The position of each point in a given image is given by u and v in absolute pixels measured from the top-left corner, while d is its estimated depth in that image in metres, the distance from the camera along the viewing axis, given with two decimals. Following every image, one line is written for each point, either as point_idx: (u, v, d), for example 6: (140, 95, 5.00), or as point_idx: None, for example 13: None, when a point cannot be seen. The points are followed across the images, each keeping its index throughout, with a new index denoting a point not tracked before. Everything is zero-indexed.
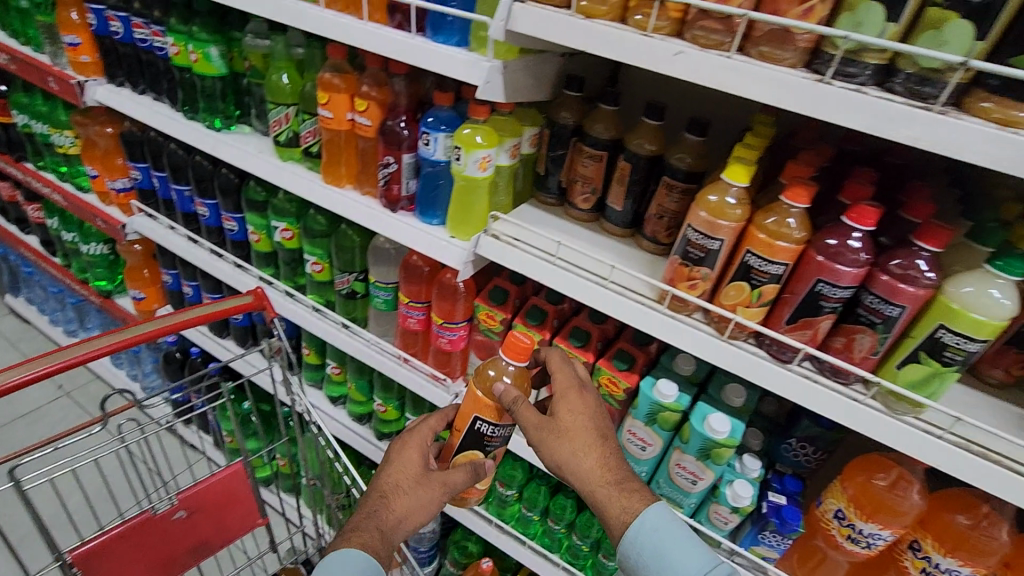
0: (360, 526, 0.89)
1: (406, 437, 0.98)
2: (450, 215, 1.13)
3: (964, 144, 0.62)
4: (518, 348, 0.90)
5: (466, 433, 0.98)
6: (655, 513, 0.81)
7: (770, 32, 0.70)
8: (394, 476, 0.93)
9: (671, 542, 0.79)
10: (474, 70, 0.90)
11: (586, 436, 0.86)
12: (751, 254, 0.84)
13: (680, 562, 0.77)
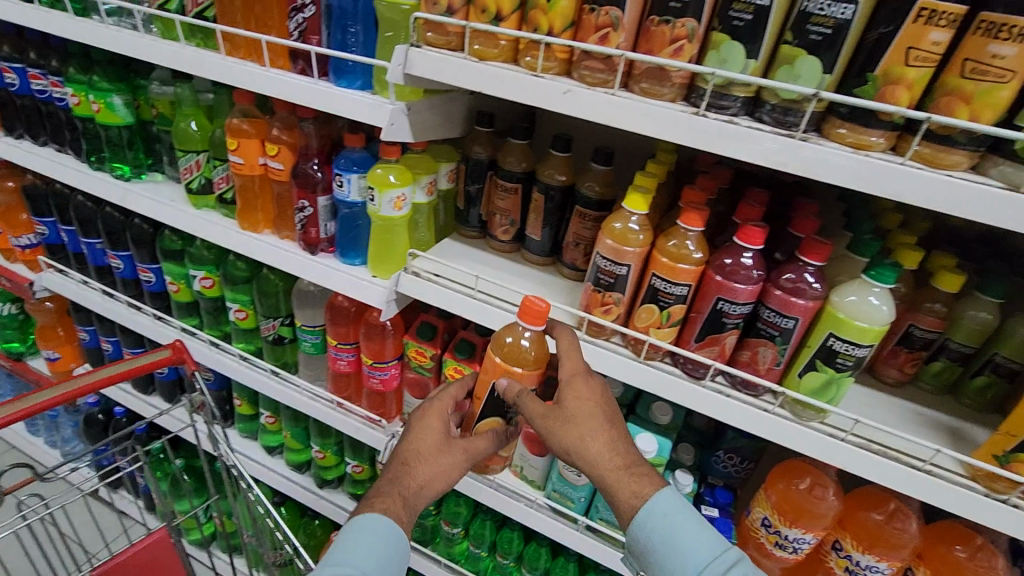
0: (382, 492, 0.85)
1: (428, 404, 0.92)
2: (371, 255, 1.13)
3: (826, 167, 0.67)
4: (535, 312, 0.82)
5: (489, 401, 0.91)
6: (665, 496, 0.77)
7: (649, 69, 0.75)
8: (416, 443, 0.87)
9: (683, 526, 0.75)
10: (377, 112, 0.91)
11: (592, 420, 0.80)
12: (656, 277, 0.87)
13: (692, 546, 0.74)
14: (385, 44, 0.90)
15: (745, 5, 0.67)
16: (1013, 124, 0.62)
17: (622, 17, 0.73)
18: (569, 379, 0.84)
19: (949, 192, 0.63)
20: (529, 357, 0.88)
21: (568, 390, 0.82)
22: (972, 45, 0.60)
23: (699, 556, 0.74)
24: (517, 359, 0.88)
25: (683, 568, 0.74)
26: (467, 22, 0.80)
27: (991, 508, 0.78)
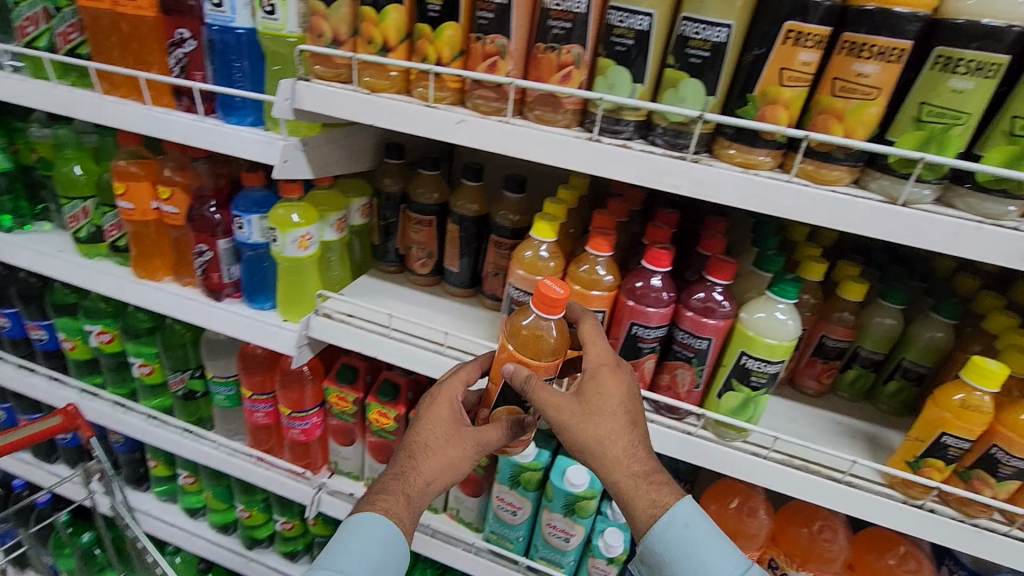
0: (387, 488, 0.77)
1: (435, 390, 0.80)
2: (279, 297, 1.05)
3: (718, 188, 0.67)
4: (551, 301, 0.69)
5: (505, 390, 0.77)
6: (688, 506, 0.72)
7: (540, 96, 0.73)
8: (422, 437, 0.77)
9: (706, 538, 0.70)
10: (269, 149, 0.87)
11: (615, 419, 0.71)
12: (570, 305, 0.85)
13: (711, 562, 0.69)
14: (273, 77, 0.87)
15: (626, 30, 0.67)
16: (885, 139, 0.64)
17: (508, 45, 0.71)
18: (593, 373, 0.72)
19: (834, 208, 0.64)
20: (550, 345, 0.73)
21: (591, 385, 0.72)
22: (839, 64, 0.62)
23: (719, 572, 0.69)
24: (535, 351, 0.73)
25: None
26: (354, 54, 0.77)
27: (907, 514, 0.79)
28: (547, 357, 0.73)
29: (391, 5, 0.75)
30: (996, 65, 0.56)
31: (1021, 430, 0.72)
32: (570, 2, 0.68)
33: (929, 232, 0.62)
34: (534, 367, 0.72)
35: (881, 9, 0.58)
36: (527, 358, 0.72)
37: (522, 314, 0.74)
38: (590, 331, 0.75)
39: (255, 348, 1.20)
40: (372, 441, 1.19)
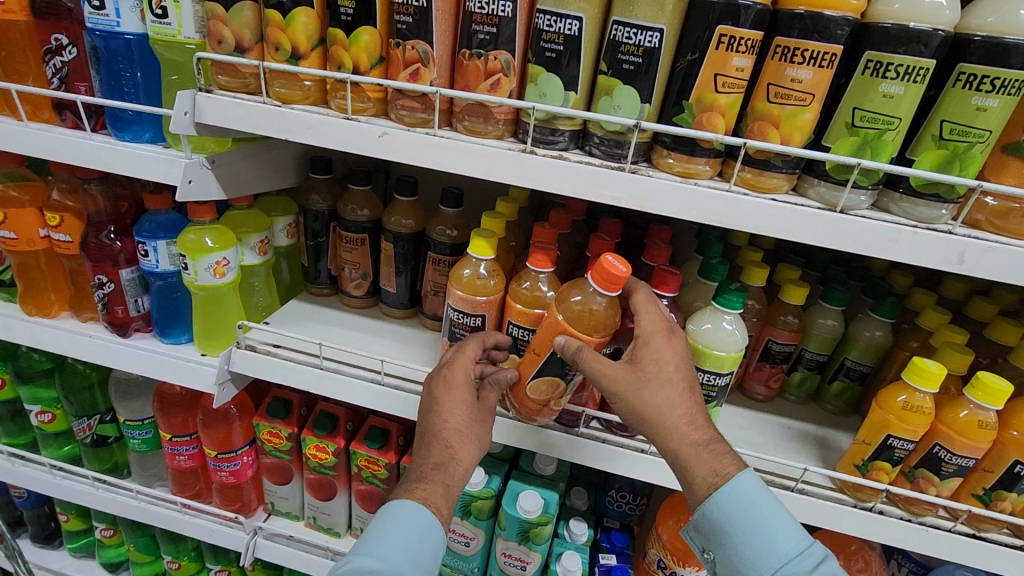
0: (426, 476, 0.71)
1: (447, 372, 0.76)
2: (195, 329, 0.95)
3: (658, 199, 0.64)
4: (608, 276, 0.66)
5: (549, 362, 0.73)
6: (753, 479, 0.68)
7: (469, 106, 0.68)
8: (450, 422, 0.73)
9: (772, 511, 0.67)
10: (169, 169, 0.78)
11: (674, 388, 0.68)
12: (514, 325, 0.79)
13: (777, 537, 0.66)
14: (170, 88, 0.78)
15: (555, 35, 0.63)
16: (821, 145, 0.63)
17: (431, 51, 0.66)
18: (651, 340, 0.70)
19: (776, 217, 0.62)
20: (601, 321, 0.71)
21: (649, 350, 0.69)
22: (772, 69, 0.60)
23: (784, 548, 0.65)
24: (587, 325, 0.70)
25: (761, 555, 0.65)
26: (260, 62, 0.69)
27: (858, 518, 0.79)
28: (599, 330, 0.71)
29: (299, 8, 0.68)
30: (924, 69, 0.55)
31: (961, 428, 0.73)
32: (495, 5, 0.63)
33: (870, 239, 0.61)
34: (588, 341, 0.70)
35: (811, 13, 0.56)
36: (579, 331, 0.70)
37: (574, 287, 0.72)
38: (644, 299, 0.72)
39: (174, 387, 1.10)
40: (310, 477, 1.10)
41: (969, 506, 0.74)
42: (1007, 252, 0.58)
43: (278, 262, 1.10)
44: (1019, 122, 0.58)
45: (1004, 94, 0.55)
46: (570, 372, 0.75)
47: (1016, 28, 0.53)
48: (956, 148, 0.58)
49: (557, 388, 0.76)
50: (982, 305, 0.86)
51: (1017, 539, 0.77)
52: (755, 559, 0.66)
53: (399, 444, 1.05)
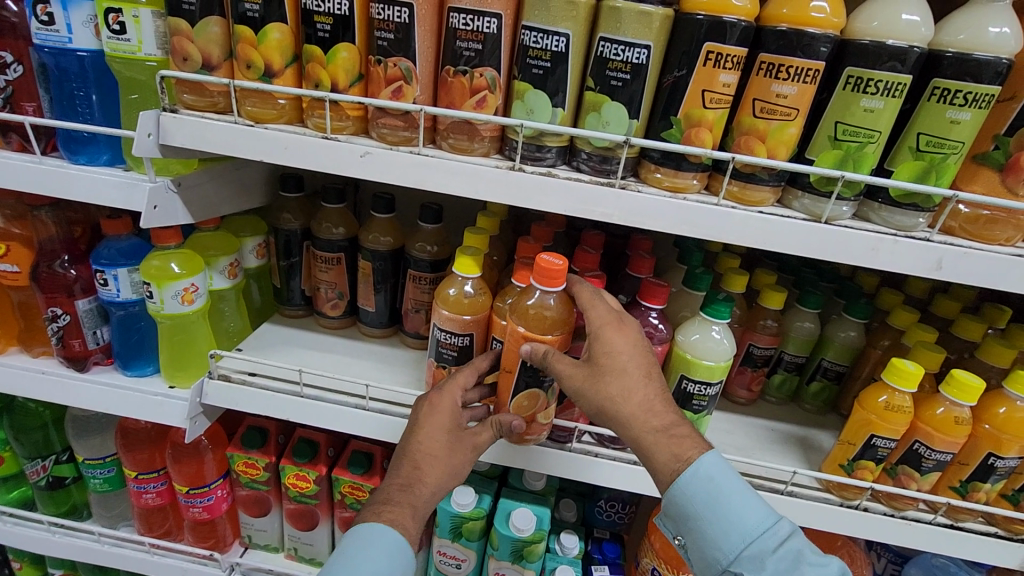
0: (393, 497, 0.71)
1: (433, 395, 0.75)
2: (162, 360, 0.90)
3: (649, 214, 0.64)
4: (552, 272, 0.67)
5: (521, 376, 0.73)
6: (715, 459, 0.66)
7: (454, 123, 0.67)
8: (422, 446, 0.72)
9: (733, 489, 0.65)
10: (133, 195, 0.73)
11: (629, 377, 0.67)
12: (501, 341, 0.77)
13: (738, 514, 0.64)
14: (130, 107, 0.75)
15: (541, 52, 0.62)
16: (804, 158, 0.64)
17: (414, 69, 0.64)
18: (604, 340, 0.68)
19: (765, 229, 0.63)
20: (551, 318, 0.70)
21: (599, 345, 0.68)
22: (757, 85, 0.61)
23: (748, 526, 0.64)
24: (543, 326, 0.70)
25: (726, 536, 0.64)
26: (230, 80, 0.66)
27: (845, 517, 0.81)
28: (556, 328, 0.70)
29: (272, 23, 0.65)
30: (902, 85, 0.57)
31: (939, 425, 0.76)
32: (479, 22, 0.62)
33: (857, 248, 0.62)
34: (550, 342, 0.70)
35: (794, 30, 0.57)
36: (539, 334, 0.70)
37: (522, 295, 0.71)
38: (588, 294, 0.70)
39: (139, 422, 1.04)
40: (290, 507, 1.05)
41: (949, 499, 0.77)
42: (983, 257, 0.61)
43: (248, 284, 1.05)
44: (988, 132, 0.61)
45: (976, 108, 0.58)
46: (546, 380, 0.73)
47: (984, 45, 0.56)
48: (933, 159, 0.60)
49: (539, 400, 0.74)
50: (946, 303, 0.90)
51: (990, 527, 0.81)
52: (721, 541, 0.65)
53: (383, 467, 1.02)
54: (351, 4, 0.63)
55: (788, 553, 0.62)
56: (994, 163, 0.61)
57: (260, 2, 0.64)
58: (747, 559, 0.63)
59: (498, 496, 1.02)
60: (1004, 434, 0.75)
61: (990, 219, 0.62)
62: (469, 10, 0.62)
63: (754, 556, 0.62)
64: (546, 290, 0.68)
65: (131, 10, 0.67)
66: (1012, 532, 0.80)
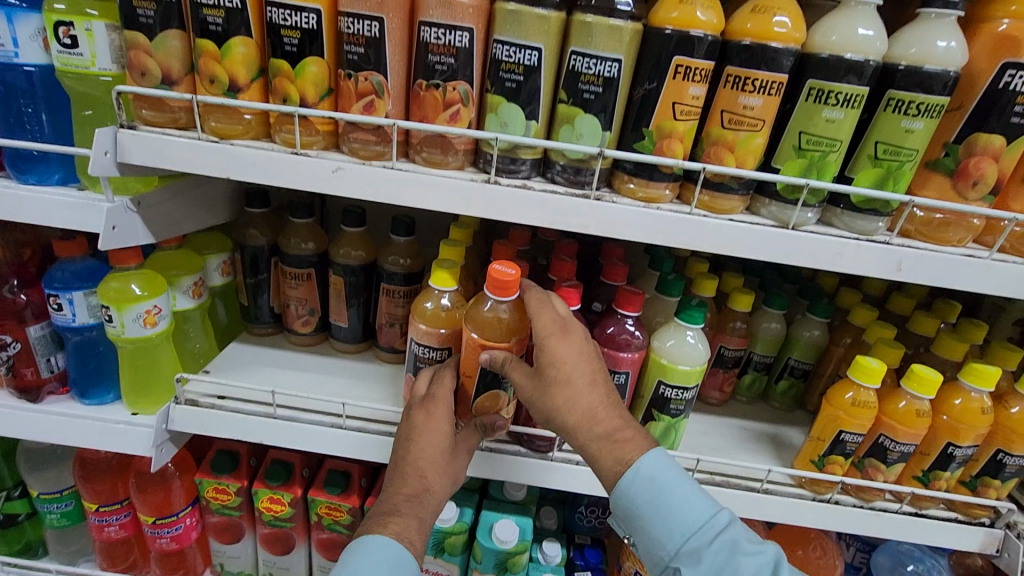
0: (399, 509, 0.68)
1: (429, 402, 0.72)
2: (123, 386, 0.85)
3: (624, 224, 0.65)
4: (505, 284, 0.67)
5: (483, 380, 0.73)
6: (657, 459, 0.67)
7: (427, 137, 0.66)
8: (425, 453, 0.70)
9: (673, 485, 0.66)
10: (89, 215, 0.70)
11: (577, 385, 0.66)
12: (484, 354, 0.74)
13: (678, 508, 0.65)
14: (83, 124, 0.71)
15: (514, 65, 0.62)
16: (771, 166, 0.66)
17: (385, 83, 0.63)
18: (583, 355, 0.67)
19: (736, 236, 0.65)
20: (501, 326, 0.70)
21: (579, 364, 0.67)
22: (725, 97, 0.62)
23: (687, 521, 0.65)
24: (497, 333, 0.70)
25: (668, 532, 0.65)
26: (193, 95, 0.64)
27: (819, 511, 0.84)
28: (512, 334, 0.70)
29: (237, 37, 0.63)
30: (860, 96, 0.60)
31: (901, 418, 0.79)
32: (451, 36, 0.61)
33: (823, 253, 0.65)
34: (507, 347, 0.70)
35: (757, 45, 0.59)
36: (496, 341, 0.70)
37: (476, 304, 0.71)
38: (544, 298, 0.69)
39: (98, 452, 0.99)
40: (264, 532, 1.02)
41: (913, 488, 0.80)
42: (938, 258, 0.64)
43: (213, 303, 1.01)
44: (938, 141, 0.64)
45: (927, 118, 0.61)
46: (506, 381, 0.74)
47: (934, 59, 0.59)
48: (890, 166, 0.63)
49: (500, 401, 0.75)
50: (902, 300, 0.94)
51: (951, 513, 0.85)
52: (663, 537, 0.65)
53: (361, 485, 1.00)
54: (320, 18, 0.62)
55: (725, 544, 0.63)
56: (945, 169, 0.64)
57: (223, 15, 0.62)
58: (687, 554, 0.64)
59: (480, 508, 1.01)
60: (961, 424, 0.79)
61: (942, 221, 0.65)
62: (441, 25, 0.61)
63: (692, 550, 0.64)
64: (500, 300, 0.69)
65: (83, 23, 0.64)
66: (970, 516, 0.84)
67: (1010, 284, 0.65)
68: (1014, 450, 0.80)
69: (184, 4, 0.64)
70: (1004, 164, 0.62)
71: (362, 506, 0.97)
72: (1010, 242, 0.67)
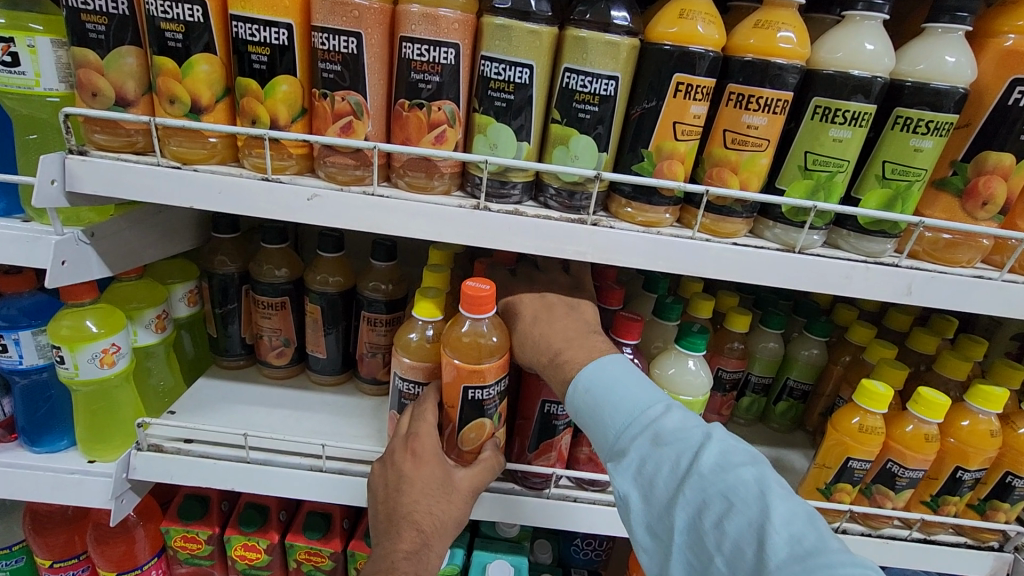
0: (399, 566, 0.61)
1: (412, 444, 0.66)
2: (76, 432, 0.78)
3: (625, 251, 0.61)
4: (479, 299, 0.62)
5: (465, 409, 0.67)
6: (596, 369, 0.61)
7: (411, 160, 0.61)
8: (419, 504, 0.64)
9: (605, 390, 0.60)
10: (36, 250, 0.63)
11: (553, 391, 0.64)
12: (469, 388, 0.65)
13: (611, 409, 0.59)
14: (28, 149, 0.65)
15: (504, 84, 0.58)
16: (775, 187, 0.63)
17: (364, 103, 0.59)
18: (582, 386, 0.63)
19: (740, 262, 0.61)
20: (488, 346, 0.65)
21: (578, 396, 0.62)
22: (727, 116, 0.59)
23: (615, 420, 0.58)
24: (481, 354, 0.65)
25: (604, 436, 0.59)
26: (150, 118, 0.58)
27: None
28: (494, 354, 0.65)
29: (199, 54, 0.58)
30: (868, 115, 0.57)
31: (909, 443, 0.76)
32: (436, 52, 0.57)
33: (829, 277, 0.61)
34: (491, 369, 0.65)
35: (761, 61, 0.56)
36: (479, 362, 0.64)
37: (452, 325, 0.66)
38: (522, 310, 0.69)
39: (52, 504, 0.90)
40: None
41: (922, 514, 0.77)
42: (948, 280, 0.61)
43: (179, 335, 0.94)
44: (945, 159, 0.62)
45: (937, 136, 0.58)
46: (489, 406, 0.68)
47: (944, 76, 0.57)
48: (898, 186, 0.60)
49: (486, 429, 0.69)
50: (901, 318, 0.91)
51: (960, 537, 0.82)
52: (601, 442, 0.60)
53: (343, 527, 0.94)
54: (292, 33, 0.57)
55: (648, 435, 0.56)
56: (953, 188, 0.62)
57: (184, 30, 0.57)
58: (614, 453, 0.58)
59: (471, 546, 0.96)
60: (969, 446, 0.76)
61: (950, 242, 0.63)
62: (424, 40, 0.57)
63: (620, 448, 0.57)
64: (476, 318, 0.64)
65: (25, 39, 0.58)
66: (979, 540, 0.81)
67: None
68: (1022, 472, 0.78)
69: (139, 18, 0.58)
70: (1013, 183, 0.60)
71: (345, 549, 0.91)
72: (1019, 262, 0.65)
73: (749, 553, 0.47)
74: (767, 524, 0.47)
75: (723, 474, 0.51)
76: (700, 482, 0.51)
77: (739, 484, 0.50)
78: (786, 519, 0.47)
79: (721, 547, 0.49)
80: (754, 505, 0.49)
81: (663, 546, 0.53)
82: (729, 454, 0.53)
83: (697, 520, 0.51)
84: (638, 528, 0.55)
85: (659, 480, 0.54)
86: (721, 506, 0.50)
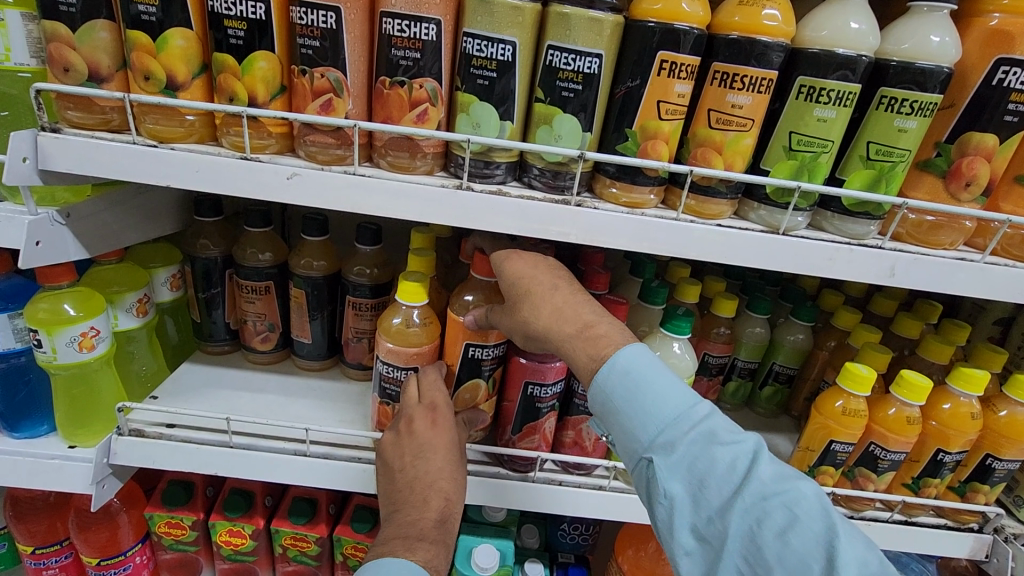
0: (429, 534, 0.61)
1: (433, 408, 0.67)
2: (57, 417, 0.77)
3: (609, 233, 0.60)
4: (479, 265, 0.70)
5: (463, 368, 0.72)
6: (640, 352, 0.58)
7: (393, 139, 0.60)
8: (444, 470, 0.65)
9: (651, 379, 0.57)
10: (7, 229, 0.62)
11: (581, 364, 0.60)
12: (472, 346, 0.71)
13: (657, 398, 0.57)
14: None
15: (486, 61, 0.57)
16: (760, 169, 0.62)
17: (344, 80, 0.58)
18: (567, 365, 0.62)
19: (724, 244, 0.60)
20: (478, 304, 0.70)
21: None
22: (711, 94, 0.59)
23: (664, 410, 0.57)
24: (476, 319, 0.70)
25: (643, 425, 0.57)
26: (125, 94, 0.56)
27: None
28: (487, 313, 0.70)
29: (175, 28, 0.57)
30: (853, 94, 0.57)
31: (891, 425, 0.77)
32: (417, 28, 0.56)
33: (818, 258, 0.61)
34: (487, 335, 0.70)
35: (745, 38, 0.56)
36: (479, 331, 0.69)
37: (460, 290, 0.72)
38: (527, 275, 0.62)
39: (32, 490, 0.90)
40: (225, 567, 0.94)
41: (904, 496, 0.78)
42: (932, 261, 0.61)
43: (162, 320, 0.93)
44: (929, 141, 0.62)
45: (921, 116, 0.58)
46: (486, 369, 0.73)
47: (927, 55, 0.56)
48: (882, 167, 0.60)
49: (480, 392, 0.73)
50: (885, 302, 0.93)
51: (941, 519, 0.83)
52: (637, 429, 0.57)
53: (330, 512, 0.93)
54: (269, 8, 0.56)
55: (701, 434, 0.55)
56: (936, 170, 0.62)
57: (158, 4, 0.56)
58: (658, 446, 0.56)
59: None
60: (950, 429, 0.77)
61: (934, 223, 0.63)
62: (404, 15, 0.56)
63: (667, 441, 0.56)
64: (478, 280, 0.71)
65: None
66: (959, 522, 0.83)
67: (1005, 287, 0.63)
68: (1002, 455, 0.78)
69: None
70: (997, 164, 0.60)
71: (331, 535, 0.91)
72: (1002, 244, 0.65)
73: (815, 567, 0.49)
74: (835, 541, 0.49)
75: (783, 485, 0.53)
76: (761, 491, 0.52)
77: (801, 498, 0.52)
78: (847, 535, 0.50)
79: (780, 556, 0.50)
80: (817, 518, 0.51)
81: (711, 550, 0.54)
82: (782, 467, 0.55)
83: (755, 528, 0.52)
84: (683, 531, 0.55)
85: (713, 482, 0.54)
86: (784, 517, 0.51)
